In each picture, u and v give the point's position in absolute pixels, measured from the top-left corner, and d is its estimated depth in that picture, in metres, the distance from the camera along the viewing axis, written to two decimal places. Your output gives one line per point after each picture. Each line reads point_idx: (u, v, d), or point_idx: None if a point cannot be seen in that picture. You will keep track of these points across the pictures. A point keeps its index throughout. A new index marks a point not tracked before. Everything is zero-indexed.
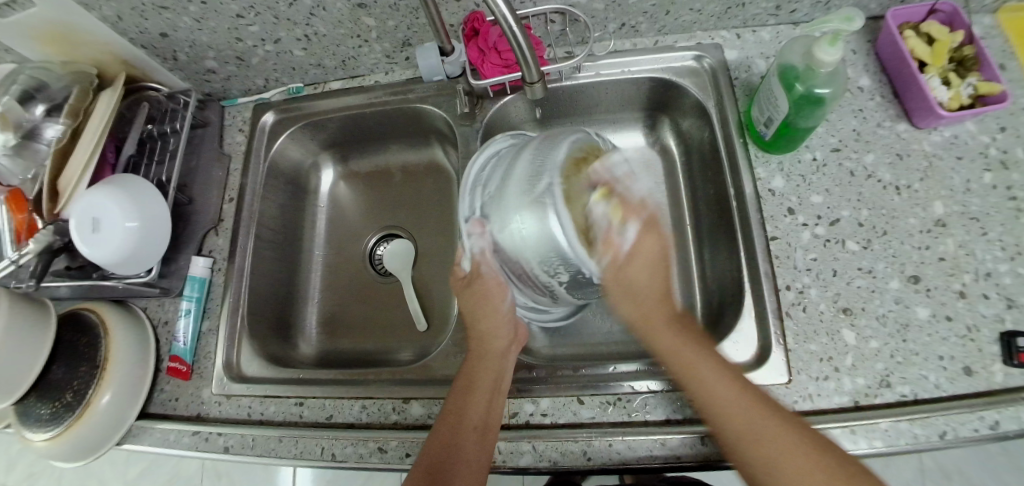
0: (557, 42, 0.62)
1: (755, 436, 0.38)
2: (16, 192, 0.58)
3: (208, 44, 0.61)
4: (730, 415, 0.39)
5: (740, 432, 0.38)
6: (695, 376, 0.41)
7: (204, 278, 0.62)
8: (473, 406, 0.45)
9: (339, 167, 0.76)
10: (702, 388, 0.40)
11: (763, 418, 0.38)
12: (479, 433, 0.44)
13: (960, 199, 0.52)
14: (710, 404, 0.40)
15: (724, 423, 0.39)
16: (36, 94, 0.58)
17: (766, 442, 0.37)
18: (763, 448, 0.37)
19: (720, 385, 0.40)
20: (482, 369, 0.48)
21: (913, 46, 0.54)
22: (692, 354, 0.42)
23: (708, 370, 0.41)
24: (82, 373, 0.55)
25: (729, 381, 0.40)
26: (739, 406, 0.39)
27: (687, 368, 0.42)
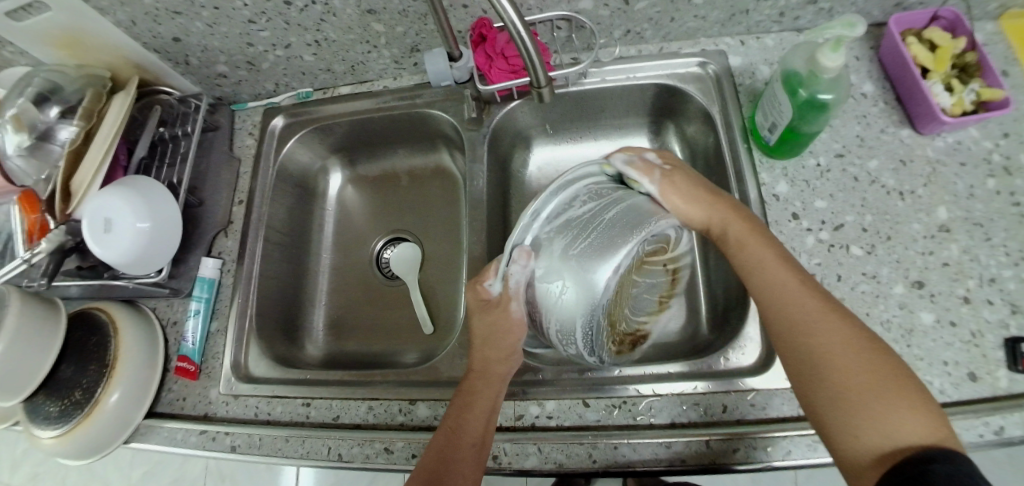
0: (563, 48, 0.63)
1: (806, 326, 0.38)
2: (28, 192, 0.58)
3: (219, 48, 0.62)
4: (786, 307, 0.40)
5: (794, 323, 0.39)
6: (765, 270, 0.42)
7: (213, 279, 0.62)
8: (475, 421, 0.45)
9: (346, 171, 0.76)
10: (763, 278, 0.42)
11: (825, 315, 0.38)
12: (477, 450, 0.44)
13: (963, 204, 0.53)
14: (774, 296, 0.41)
15: (776, 302, 0.41)
16: (51, 96, 0.59)
17: (819, 334, 0.37)
18: (814, 338, 0.38)
19: (778, 268, 0.42)
20: (485, 387, 0.47)
21: (916, 52, 0.55)
22: (756, 240, 0.44)
23: (769, 256, 0.43)
24: (91, 371, 0.55)
25: (800, 281, 0.41)
26: (796, 290, 0.40)
27: (760, 264, 0.43)
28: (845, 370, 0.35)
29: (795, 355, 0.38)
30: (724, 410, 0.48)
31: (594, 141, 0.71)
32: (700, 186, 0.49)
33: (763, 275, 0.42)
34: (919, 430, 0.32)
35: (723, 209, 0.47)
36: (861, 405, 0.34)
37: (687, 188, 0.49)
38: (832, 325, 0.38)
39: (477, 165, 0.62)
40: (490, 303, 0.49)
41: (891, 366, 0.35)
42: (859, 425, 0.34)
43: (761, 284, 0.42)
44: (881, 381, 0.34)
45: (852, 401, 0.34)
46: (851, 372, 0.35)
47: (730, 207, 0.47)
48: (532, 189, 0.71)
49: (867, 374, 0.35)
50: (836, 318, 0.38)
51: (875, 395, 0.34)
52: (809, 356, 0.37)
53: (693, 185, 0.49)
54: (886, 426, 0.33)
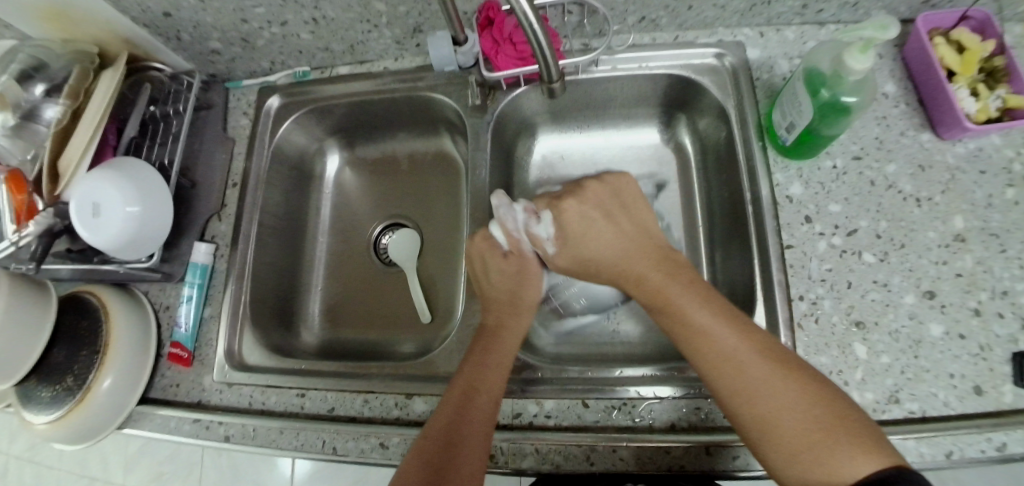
0: (573, 33, 0.60)
1: (739, 377, 0.38)
2: (15, 173, 0.55)
3: (211, 23, 0.58)
4: (711, 358, 0.39)
5: (726, 376, 0.38)
6: (686, 327, 0.41)
7: (206, 265, 0.61)
8: (491, 377, 0.45)
9: (345, 153, 0.74)
10: (690, 325, 0.41)
11: (759, 363, 0.38)
12: (491, 404, 0.44)
13: (981, 214, 0.51)
14: (698, 353, 0.40)
15: (707, 364, 0.39)
16: (36, 74, 0.56)
17: (748, 383, 0.37)
18: (753, 399, 0.37)
19: (712, 324, 0.41)
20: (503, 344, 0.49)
21: (942, 53, 0.52)
22: (673, 293, 0.44)
23: (690, 308, 0.42)
24: (83, 356, 0.54)
25: (726, 328, 0.40)
26: (721, 336, 0.40)
27: (695, 337, 0.40)
28: (789, 421, 0.35)
29: (737, 414, 0.37)
30: (725, 415, 0.47)
31: (603, 131, 0.69)
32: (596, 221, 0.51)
33: (686, 330, 0.41)
34: (871, 465, 0.31)
35: (641, 257, 0.48)
36: (813, 455, 0.33)
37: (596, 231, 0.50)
38: (763, 370, 0.37)
39: (480, 155, 0.60)
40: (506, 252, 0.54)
41: (829, 408, 0.35)
42: (808, 469, 0.33)
43: (684, 344, 0.41)
44: (819, 423, 0.34)
45: (793, 452, 0.34)
46: (786, 421, 0.35)
47: (655, 256, 0.48)
48: (536, 180, 0.68)
49: (805, 421, 0.34)
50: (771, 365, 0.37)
51: (818, 440, 0.33)
52: (752, 420, 0.36)
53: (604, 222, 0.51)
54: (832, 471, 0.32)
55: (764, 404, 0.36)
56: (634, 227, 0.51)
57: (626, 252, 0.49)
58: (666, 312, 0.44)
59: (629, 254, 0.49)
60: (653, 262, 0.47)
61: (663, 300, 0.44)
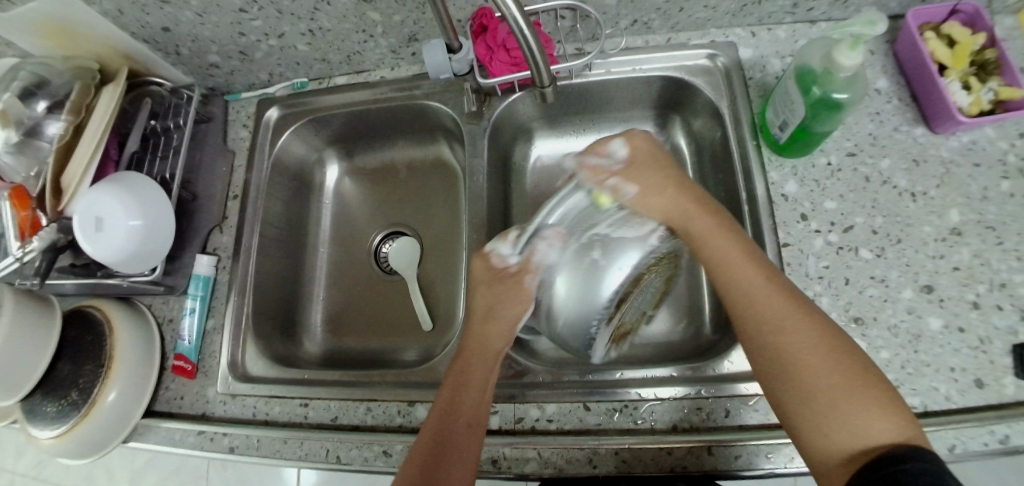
0: (567, 38, 0.61)
1: (776, 324, 0.39)
2: (20, 189, 0.57)
3: (210, 38, 0.59)
4: (756, 300, 0.40)
5: (760, 321, 0.40)
6: (732, 273, 0.42)
7: (209, 277, 0.61)
8: (466, 408, 0.45)
9: (344, 163, 0.75)
10: (730, 272, 0.43)
11: (797, 318, 0.38)
12: (471, 429, 0.44)
13: (976, 207, 0.51)
14: (746, 298, 0.41)
15: (749, 307, 0.40)
16: (38, 91, 0.57)
17: (793, 333, 0.38)
18: (788, 348, 0.38)
19: (747, 269, 0.42)
20: (478, 363, 0.48)
21: (934, 48, 0.53)
22: (727, 241, 0.44)
23: (728, 249, 0.44)
24: (87, 370, 0.55)
25: (764, 276, 0.41)
26: (762, 286, 0.41)
27: (725, 267, 0.43)
28: (820, 372, 0.36)
29: (771, 349, 0.38)
30: (726, 415, 0.47)
31: (598, 134, 0.69)
32: (655, 176, 0.51)
33: (734, 279, 0.42)
34: (883, 431, 0.33)
35: (697, 210, 0.48)
36: (836, 410, 0.35)
37: (653, 174, 0.51)
38: (804, 318, 0.38)
39: (478, 160, 0.60)
40: (501, 274, 0.53)
41: (861, 369, 0.36)
42: (833, 428, 0.34)
43: (725, 285, 0.43)
44: (851, 378, 0.35)
45: (826, 396, 0.35)
46: (819, 369, 0.36)
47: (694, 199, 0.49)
48: (534, 184, 0.69)
49: (833, 371, 0.36)
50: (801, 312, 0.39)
51: (847, 394, 0.35)
52: (789, 368, 0.37)
53: (662, 177, 0.50)
54: (850, 425, 0.34)
55: (798, 357, 0.37)
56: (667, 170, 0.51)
57: (678, 204, 0.49)
58: (709, 253, 0.45)
59: (690, 205, 0.48)
60: (712, 215, 0.47)
61: (710, 247, 0.45)
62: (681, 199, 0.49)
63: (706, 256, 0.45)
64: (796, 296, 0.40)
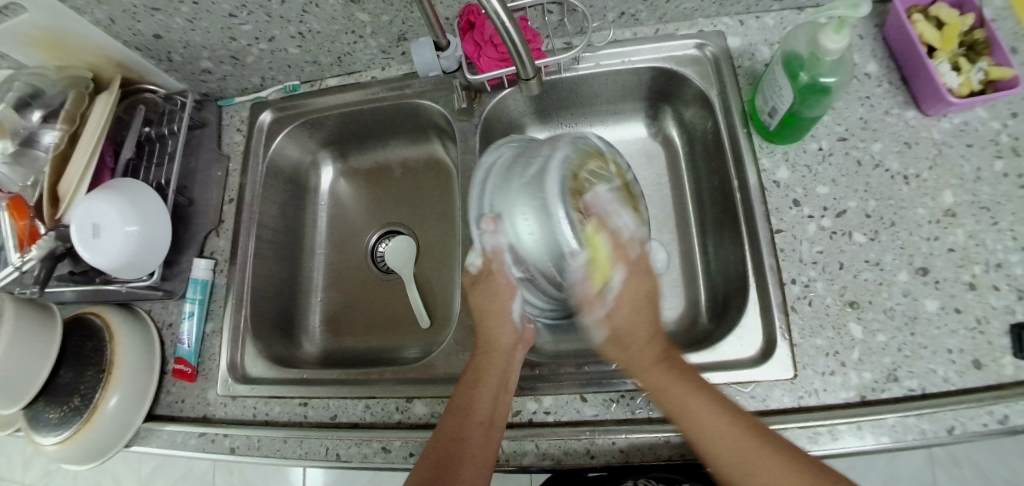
0: (555, 33, 0.61)
1: (745, 469, 0.37)
2: (16, 199, 0.58)
3: (201, 44, 0.60)
4: (717, 450, 0.38)
5: (741, 477, 0.37)
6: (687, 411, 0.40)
7: (206, 280, 0.62)
8: (481, 400, 0.45)
9: (338, 164, 0.75)
10: (704, 441, 0.39)
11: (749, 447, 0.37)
12: (484, 426, 0.44)
13: (970, 188, 0.51)
14: (698, 434, 0.39)
15: (710, 450, 0.38)
16: (33, 101, 0.58)
17: (761, 476, 0.36)
18: (756, 483, 0.36)
19: (700, 407, 0.39)
20: (493, 361, 0.48)
21: (922, 30, 0.53)
22: (687, 398, 0.40)
23: (706, 414, 0.39)
24: (88, 377, 0.55)
25: (723, 412, 0.39)
26: (719, 425, 0.38)
27: (686, 413, 0.39)
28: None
29: (734, 485, 0.37)
30: None
31: (590, 128, 0.69)
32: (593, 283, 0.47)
33: (692, 430, 0.39)
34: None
35: (648, 348, 0.44)
36: None
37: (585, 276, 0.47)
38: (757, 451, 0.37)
39: (469, 157, 0.60)
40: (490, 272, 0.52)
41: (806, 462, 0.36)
42: None
43: (682, 422, 0.40)
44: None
45: None
46: None
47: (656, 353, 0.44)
48: None
49: (795, 480, 0.35)
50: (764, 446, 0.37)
51: None
52: None
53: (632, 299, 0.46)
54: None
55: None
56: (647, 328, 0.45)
57: (641, 336, 0.45)
58: (684, 420, 0.40)
59: (643, 352, 0.44)
60: (654, 346, 0.44)
61: (680, 410, 0.40)
62: (636, 326, 0.45)
63: (662, 403, 0.41)
64: (755, 426, 0.39)
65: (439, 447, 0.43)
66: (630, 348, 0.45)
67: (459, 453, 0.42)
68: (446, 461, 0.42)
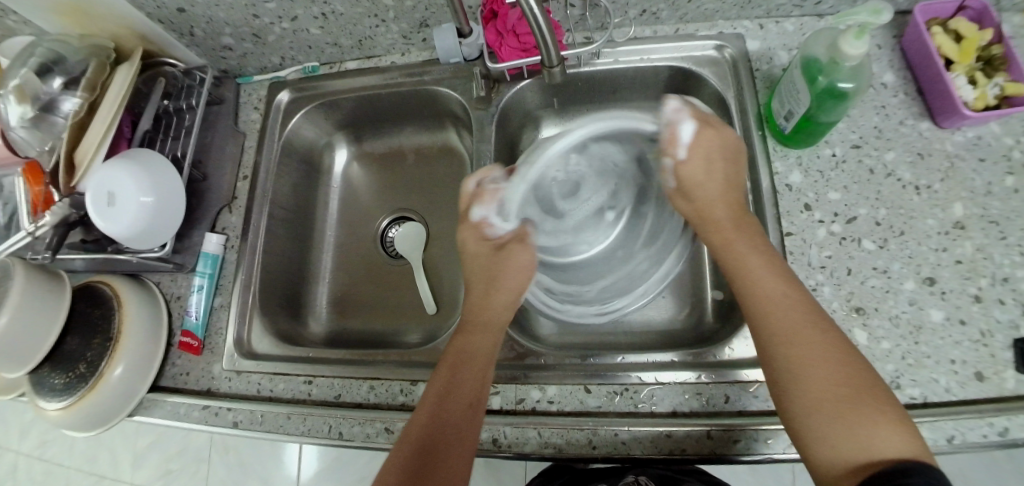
0: (576, 27, 0.61)
1: (791, 335, 0.38)
2: (32, 166, 0.61)
3: (224, 20, 0.60)
4: (768, 304, 0.39)
5: (774, 329, 0.38)
6: (753, 282, 0.41)
7: (217, 255, 0.62)
8: (466, 379, 0.45)
9: (352, 148, 0.76)
10: (750, 277, 0.41)
11: (820, 335, 0.37)
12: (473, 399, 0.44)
13: (980, 201, 0.51)
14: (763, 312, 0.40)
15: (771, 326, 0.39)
16: (55, 67, 0.59)
17: (807, 350, 0.37)
18: (799, 356, 0.37)
19: (772, 282, 0.40)
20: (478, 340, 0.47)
21: (940, 42, 0.53)
22: (748, 251, 0.42)
23: (771, 284, 0.40)
24: (95, 344, 0.56)
25: (778, 279, 0.40)
26: (777, 295, 0.40)
27: (751, 283, 0.41)
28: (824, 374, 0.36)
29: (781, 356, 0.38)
30: (727, 401, 0.47)
31: None
32: (710, 168, 0.46)
33: (758, 295, 0.40)
34: (893, 443, 0.32)
35: (723, 205, 0.45)
36: (844, 422, 0.34)
37: (717, 172, 0.46)
38: (824, 345, 0.37)
39: (484, 144, 0.61)
40: (500, 244, 0.52)
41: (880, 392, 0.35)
42: (840, 436, 0.34)
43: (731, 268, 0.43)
44: (855, 396, 0.34)
45: (830, 408, 0.34)
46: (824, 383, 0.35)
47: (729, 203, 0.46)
48: None
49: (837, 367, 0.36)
50: (840, 354, 0.36)
51: (849, 407, 0.34)
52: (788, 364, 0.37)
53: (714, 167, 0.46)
54: (857, 438, 0.33)
55: (813, 366, 0.36)
56: (726, 180, 0.46)
57: (715, 196, 0.46)
58: (739, 269, 0.42)
59: (709, 193, 0.46)
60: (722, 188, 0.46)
61: (734, 253, 0.43)
62: (715, 195, 0.46)
63: (721, 251, 0.44)
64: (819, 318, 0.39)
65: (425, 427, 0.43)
66: (713, 217, 0.45)
67: (442, 435, 0.42)
68: (433, 438, 0.42)
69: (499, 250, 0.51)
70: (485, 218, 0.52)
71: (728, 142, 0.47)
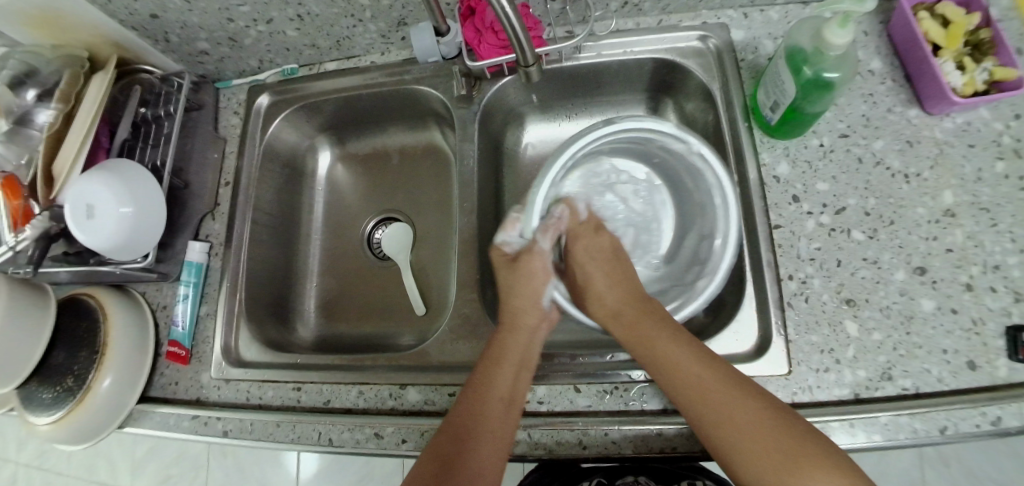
0: (557, 21, 0.60)
1: (714, 409, 0.39)
2: (10, 178, 0.56)
3: (198, 25, 0.59)
4: (680, 372, 0.42)
5: (696, 397, 0.40)
6: (677, 371, 0.42)
7: (201, 263, 0.61)
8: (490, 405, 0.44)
9: (336, 149, 0.75)
10: (658, 355, 0.43)
11: (740, 399, 0.39)
12: (505, 406, 0.44)
13: (970, 188, 0.51)
14: (670, 374, 0.42)
15: (693, 406, 0.40)
16: (28, 80, 0.58)
17: (730, 412, 0.39)
18: (721, 417, 0.39)
19: (691, 361, 0.42)
20: (512, 343, 0.48)
21: (927, 28, 0.52)
22: (653, 331, 0.45)
23: (678, 355, 0.42)
24: (82, 357, 0.55)
25: (691, 352, 0.42)
26: (694, 371, 0.41)
27: (670, 366, 0.42)
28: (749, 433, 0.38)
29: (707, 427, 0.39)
30: None
31: (591, 118, 0.69)
32: (595, 262, 0.52)
33: (668, 362, 0.42)
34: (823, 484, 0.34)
35: (626, 305, 0.48)
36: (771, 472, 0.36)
37: (596, 271, 0.52)
38: (746, 406, 0.39)
39: (468, 144, 0.60)
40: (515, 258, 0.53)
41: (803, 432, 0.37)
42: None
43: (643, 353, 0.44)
44: (786, 444, 0.37)
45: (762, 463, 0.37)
46: (742, 429, 0.38)
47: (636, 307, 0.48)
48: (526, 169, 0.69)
49: (755, 426, 0.38)
50: (753, 408, 0.39)
51: (779, 460, 0.36)
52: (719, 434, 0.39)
53: (603, 260, 0.52)
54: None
55: (744, 436, 0.38)
56: (614, 282, 0.50)
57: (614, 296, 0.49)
58: (650, 349, 0.44)
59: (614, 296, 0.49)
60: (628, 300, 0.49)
61: (644, 339, 0.45)
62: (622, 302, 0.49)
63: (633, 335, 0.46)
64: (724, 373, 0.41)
65: (449, 443, 0.43)
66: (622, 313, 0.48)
67: (473, 447, 0.42)
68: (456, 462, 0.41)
69: (513, 264, 0.52)
70: (506, 242, 0.54)
71: (605, 245, 0.54)
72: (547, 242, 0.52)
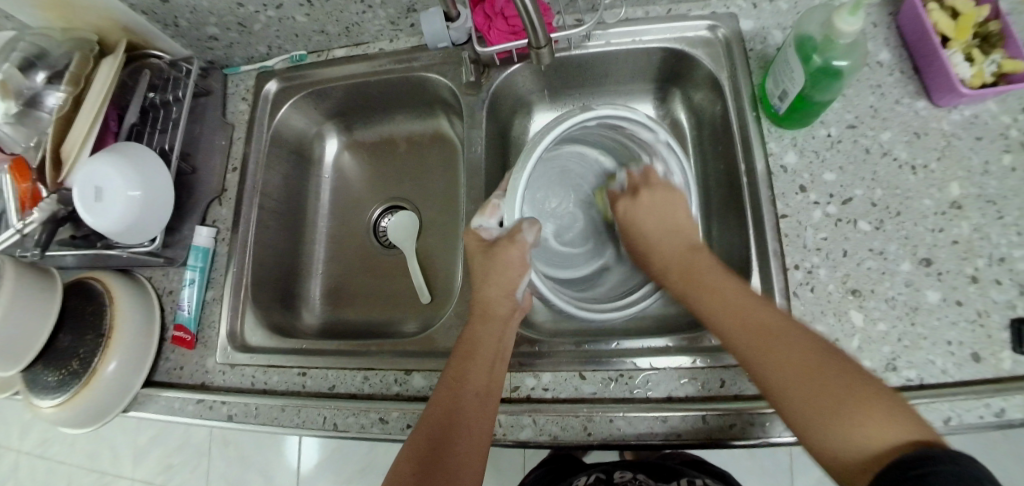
0: (566, 10, 0.60)
1: (768, 341, 0.39)
2: (19, 160, 0.58)
3: (208, 10, 0.59)
4: (736, 312, 0.42)
5: (757, 334, 0.40)
6: (740, 312, 0.41)
7: (207, 248, 0.62)
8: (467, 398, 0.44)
9: (342, 137, 0.75)
10: (716, 300, 0.44)
11: (796, 335, 0.38)
12: (483, 397, 0.44)
13: (977, 181, 0.51)
14: (725, 315, 0.42)
15: (744, 339, 0.40)
16: (37, 62, 0.58)
17: (779, 348, 0.38)
18: (774, 350, 0.38)
19: (740, 300, 0.42)
20: (486, 334, 0.48)
21: (936, 19, 0.52)
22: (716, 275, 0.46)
23: (735, 294, 0.43)
24: (87, 341, 0.55)
25: (744, 294, 0.43)
26: (750, 310, 0.41)
27: (735, 306, 0.42)
28: (797, 371, 0.36)
29: (756, 369, 0.39)
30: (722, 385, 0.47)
31: None
32: (656, 217, 0.53)
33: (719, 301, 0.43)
34: (895, 430, 0.31)
35: (677, 256, 0.50)
36: (835, 416, 0.34)
37: (651, 214, 0.54)
38: (803, 347, 0.37)
39: (476, 132, 0.60)
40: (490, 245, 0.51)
41: (868, 377, 0.35)
42: (837, 432, 0.33)
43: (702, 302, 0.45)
44: (842, 380, 0.35)
45: (816, 398, 0.35)
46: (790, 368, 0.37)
47: (689, 248, 0.50)
48: None
49: (813, 360, 0.36)
50: (807, 344, 0.38)
51: (836, 399, 0.34)
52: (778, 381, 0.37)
53: (658, 216, 0.53)
54: (854, 434, 0.33)
55: (795, 372, 0.36)
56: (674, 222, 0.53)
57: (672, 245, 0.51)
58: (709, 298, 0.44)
59: (669, 244, 0.51)
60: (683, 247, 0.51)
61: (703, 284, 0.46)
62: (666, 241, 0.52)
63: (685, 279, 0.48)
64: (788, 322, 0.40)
65: (427, 437, 0.43)
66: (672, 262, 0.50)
67: (453, 441, 0.42)
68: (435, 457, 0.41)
69: (490, 251, 0.51)
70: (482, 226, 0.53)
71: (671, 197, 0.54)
72: (530, 233, 0.50)
